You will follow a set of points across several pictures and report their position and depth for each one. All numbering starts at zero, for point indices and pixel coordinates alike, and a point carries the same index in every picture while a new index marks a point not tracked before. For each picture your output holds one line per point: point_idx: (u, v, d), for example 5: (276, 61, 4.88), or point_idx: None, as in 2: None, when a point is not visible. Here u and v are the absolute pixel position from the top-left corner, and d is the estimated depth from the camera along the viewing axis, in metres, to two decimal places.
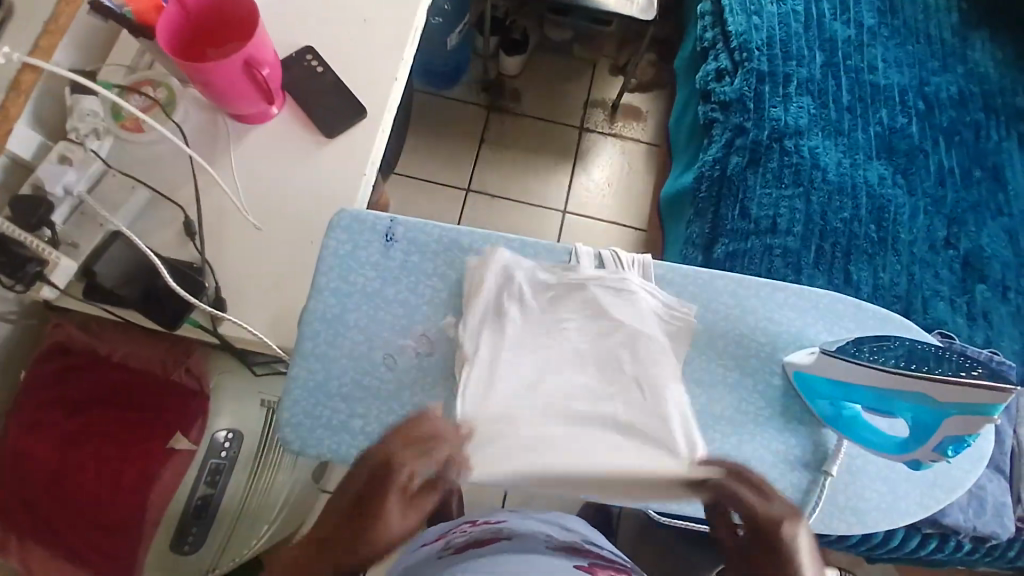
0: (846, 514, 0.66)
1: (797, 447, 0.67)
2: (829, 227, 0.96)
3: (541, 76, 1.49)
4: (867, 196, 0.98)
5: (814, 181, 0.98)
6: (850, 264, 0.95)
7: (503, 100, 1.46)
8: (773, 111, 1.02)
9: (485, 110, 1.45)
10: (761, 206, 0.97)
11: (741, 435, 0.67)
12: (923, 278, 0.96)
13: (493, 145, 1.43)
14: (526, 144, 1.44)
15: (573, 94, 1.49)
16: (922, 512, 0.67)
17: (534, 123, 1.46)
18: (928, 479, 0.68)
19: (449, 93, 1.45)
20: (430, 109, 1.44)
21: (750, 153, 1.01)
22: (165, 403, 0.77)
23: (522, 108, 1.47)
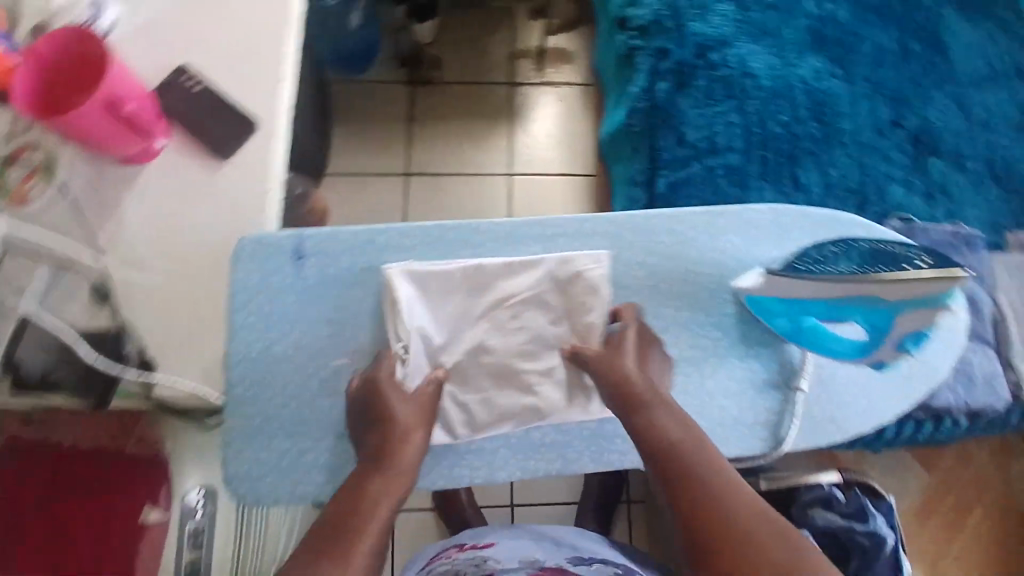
0: (822, 423, 0.66)
1: (762, 372, 0.66)
2: (770, 135, 0.92)
3: (458, 36, 1.41)
4: (805, 94, 0.94)
5: (746, 91, 0.94)
6: (796, 168, 0.92)
7: (424, 71, 1.38)
8: (693, 26, 0.96)
9: (406, 87, 1.39)
10: (697, 128, 0.93)
11: (704, 370, 0.66)
12: (875, 166, 0.93)
13: (424, 122, 1.38)
14: (457, 115, 1.38)
15: (494, 49, 1.42)
16: (899, 407, 0.67)
17: (461, 89, 1.40)
18: (901, 375, 0.67)
19: (365, 77, 1.37)
20: (351, 101, 1.37)
21: (676, 76, 0.95)
22: (134, 471, 0.75)
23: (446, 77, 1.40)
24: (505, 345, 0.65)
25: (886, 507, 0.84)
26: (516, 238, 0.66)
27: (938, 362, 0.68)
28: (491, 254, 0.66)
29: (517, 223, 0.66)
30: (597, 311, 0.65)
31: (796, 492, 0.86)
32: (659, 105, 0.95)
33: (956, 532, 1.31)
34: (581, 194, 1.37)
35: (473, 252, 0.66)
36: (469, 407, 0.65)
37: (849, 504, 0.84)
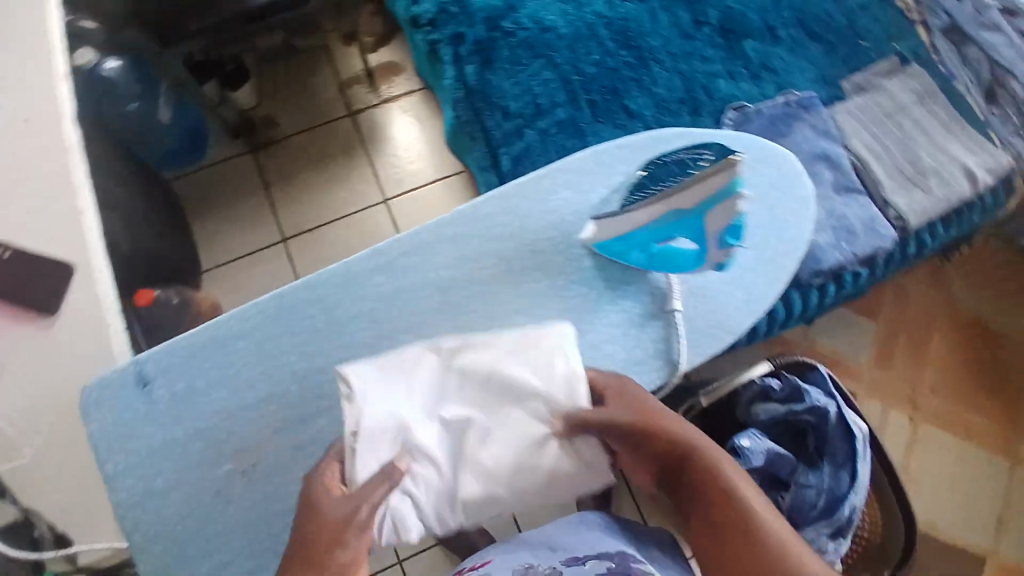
0: (705, 330, 0.67)
1: (636, 306, 0.67)
2: (588, 78, 0.94)
3: (282, 88, 1.39)
4: (604, 28, 0.97)
5: (550, 46, 0.95)
6: (623, 99, 0.94)
7: (262, 133, 1.37)
8: (477, 1, 0.95)
9: (248, 155, 1.36)
10: (517, 95, 0.93)
11: (583, 328, 0.65)
12: (695, 69, 0.97)
13: (282, 183, 1.35)
14: (311, 163, 1.36)
15: (322, 85, 1.39)
16: (775, 289, 0.69)
17: (306, 137, 1.38)
18: (767, 259, 0.69)
19: (207, 160, 1.35)
20: (201, 187, 1.34)
21: (479, 54, 0.94)
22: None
23: (285, 131, 1.38)
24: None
25: (825, 379, 0.85)
26: (359, 276, 0.63)
27: (789, 224, 0.70)
28: (334, 302, 0.62)
29: (348, 265, 0.63)
30: (458, 313, 0.64)
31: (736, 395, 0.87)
32: (473, 88, 0.93)
33: (915, 367, 1.37)
34: (460, 192, 1.36)
35: (319, 307, 0.62)
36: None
37: (788, 388, 0.84)
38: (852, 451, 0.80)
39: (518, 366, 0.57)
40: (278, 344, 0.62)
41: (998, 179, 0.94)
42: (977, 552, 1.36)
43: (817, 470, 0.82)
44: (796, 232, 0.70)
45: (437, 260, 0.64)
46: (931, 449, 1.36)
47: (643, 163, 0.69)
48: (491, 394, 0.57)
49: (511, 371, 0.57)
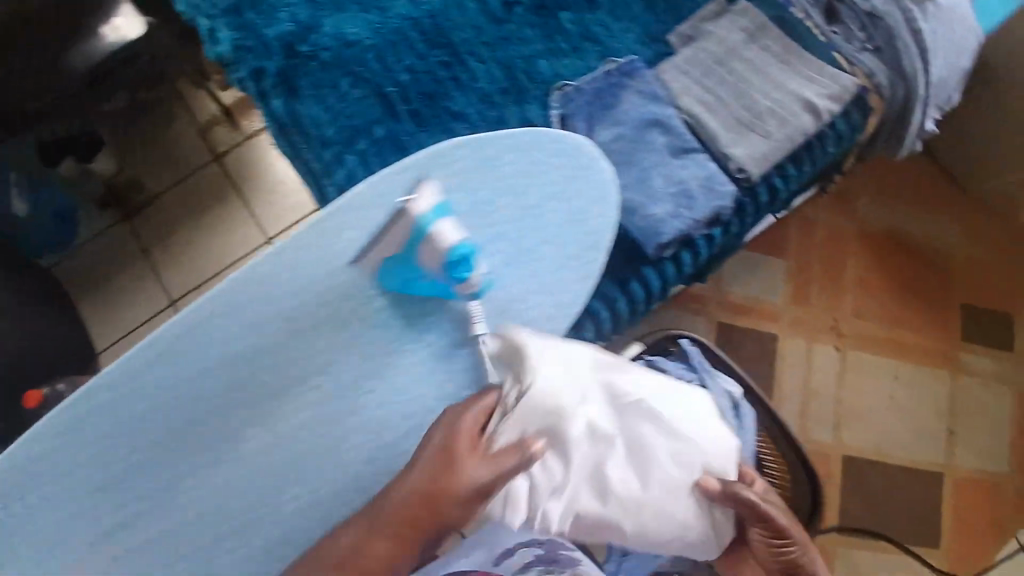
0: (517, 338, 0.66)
1: (441, 339, 0.64)
2: (404, 86, 0.91)
3: (143, 144, 1.37)
4: (412, 30, 0.93)
5: (356, 59, 0.91)
6: (444, 102, 0.91)
7: (133, 198, 1.35)
8: (269, 30, 0.91)
9: (122, 223, 1.34)
10: (331, 121, 0.89)
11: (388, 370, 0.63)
12: (512, 53, 0.92)
13: (161, 243, 1.33)
14: (187, 216, 1.35)
15: (183, 136, 1.38)
16: (586, 288, 0.66)
17: (178, 191, 1.36)
18: (572, 258, 0.66)
19: (79, 241, 1.32)
20: (81, 266, 1.31)
21: (282, 84, 0.90)
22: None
23: (153, 190, 1.35)
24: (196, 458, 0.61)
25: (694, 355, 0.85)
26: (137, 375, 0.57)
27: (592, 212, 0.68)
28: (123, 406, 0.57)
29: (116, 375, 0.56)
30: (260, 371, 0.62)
31: None
32: (285, 123, 0.90)
33: (829, 295, 1.41)
34: None
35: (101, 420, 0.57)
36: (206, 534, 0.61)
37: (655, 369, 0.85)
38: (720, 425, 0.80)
39: (676, 412, 0.62)
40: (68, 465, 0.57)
41: (842, 102, 0.88)
42: (929, 461, 1.38)
43: None
44: (600, 219, 0.68)
45: (217, 336, 0.60)
46: (862, 369, 1.40)
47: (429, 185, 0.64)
48: (637, 440, 0.61)
49: (665, 415, 0.61)
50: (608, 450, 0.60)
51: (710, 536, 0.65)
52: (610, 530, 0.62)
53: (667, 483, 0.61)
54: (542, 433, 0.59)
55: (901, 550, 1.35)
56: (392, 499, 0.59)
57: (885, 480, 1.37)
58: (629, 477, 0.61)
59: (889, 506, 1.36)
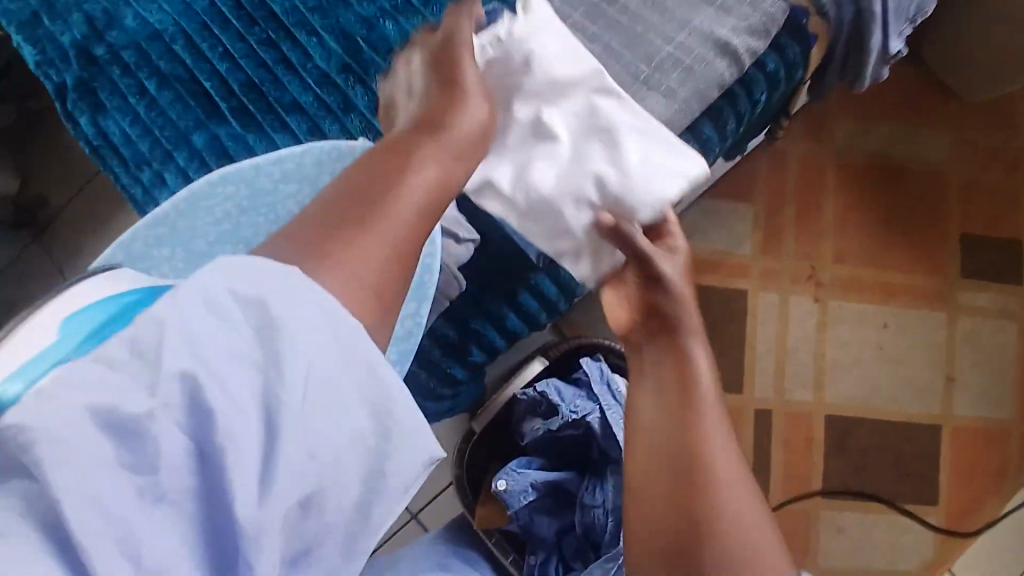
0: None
1: None
2: (222, 77, 0.75)
3: (42, 156, 1.29)
4: (226, 6, 0.77)
5: (166, 56, 0.76)
6: (273, 90, 0.74)
7: (40, 217, 1.27)
8: (62, 34, 0.78)
9: (37, 244, 1.29)
10: (145, 135, 0.75)
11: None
12: (347, 19, 0.75)
13: (75, 257, 1.26)
14: (93, 225, 1.26)
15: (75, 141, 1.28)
16: None
17: (80, 202, 1.27)
18: None
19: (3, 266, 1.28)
20: (3, 289, 1.27)
21: (88, 95, 0.77)
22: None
23: (58, 202, 1.27)
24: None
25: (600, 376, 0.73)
26: None
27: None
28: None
29: None
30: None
31: (508, 410, 0.78)
32: (97, 145, 0.76)
33: (805, 237, 1.23)
34: None
35: None
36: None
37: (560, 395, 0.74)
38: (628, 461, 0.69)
39: (631, 137, 0.64)
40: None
41: (768, 38, 0.69)
42: (925, 413, 1.24)
43: (603, 484, 0.71)
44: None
45: None
46: (847, 321, 1.24)
47: (188, 234, 0.57)
48: (599, 135, 0.64)
49: (622, 142, 0.63)
50: (570, 106, 0.65)
51: (590, 235, 0.64)
52: (507, 206, 0.66)
53: (571, 184, 0.64)
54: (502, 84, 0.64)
55: (896, 512, 1.24)
56: (404, 183, 0.47)
57: (877, 439, 1.24)
58: (548, 154, 0.65)
59: (881, 465, 1.24)
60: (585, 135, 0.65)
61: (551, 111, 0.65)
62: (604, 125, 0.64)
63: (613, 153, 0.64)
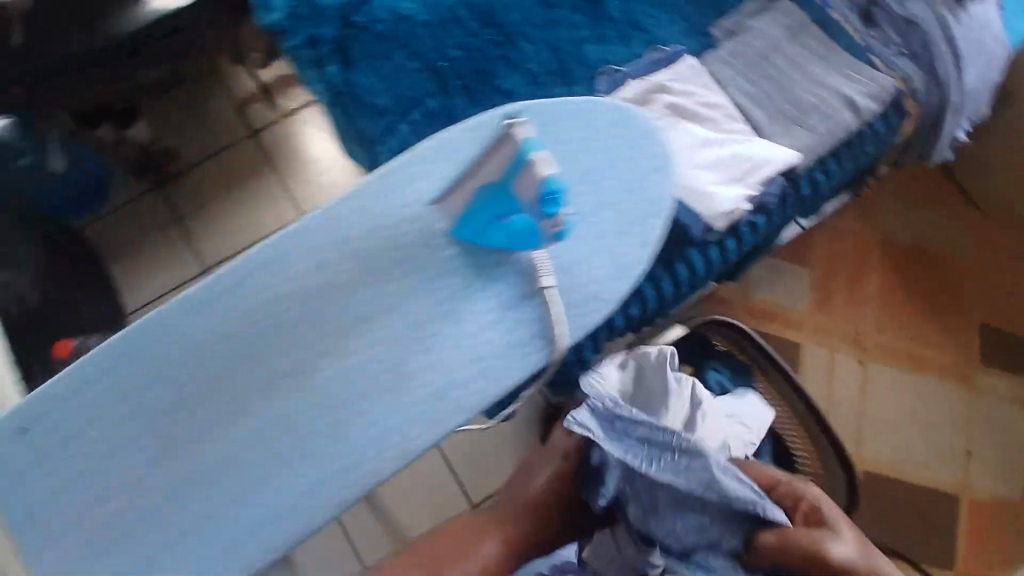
0: (577, 288, 0.68)
1: (509, 288, 0.66)
2: (455, 62, 0.92)
3: (180, 118, 1.37)
4: (464, 9, 0.94)
5: (411, 36, 0.93)
6: (496, 80, 0.92)
7: (168, 166, 1.34)
8: (324, 1, 0.92)
9: (156, 191, 1.34)
10: (386, 92, 0.90)
11: (455, 318, 0.66)
12: (561, 38, 0.94)
13: (196, 213, 1.34)
14: (222, 188, 1.35)
15: (221, 111, 1.38)
16: (648, 250, 0.69)
17: (212, 163, 1.36)
18: (632, 220, 0.69)
19: (114, 203, 1.32)
20: (111, 233, 1.31)
21: (339, 53, 0.91)
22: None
23: (191, 159, 1.36)
24: (292, 364, 0.65)
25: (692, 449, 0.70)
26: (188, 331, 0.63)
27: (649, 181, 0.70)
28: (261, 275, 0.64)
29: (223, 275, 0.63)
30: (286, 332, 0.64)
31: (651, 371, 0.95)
32: (339, 91, 0.91)
33: (856, 304, 1.42)
34: None
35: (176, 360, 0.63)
36: (256, 457, 0.64)
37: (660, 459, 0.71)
38: (729, 511, 0.69)
39: (739, 141, 0.86)
40: (154, 352, 0.63)
41: (886, 105, 0.92)
42: (945, 482, 1.38)
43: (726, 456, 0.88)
44: (657, 186, 0.70)
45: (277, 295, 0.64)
46: (884, 386, 1.40)
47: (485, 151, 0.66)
48: (717, 133, 0.86)
49: (734, 140, 0.86)
50: (731, 126, 0.88)
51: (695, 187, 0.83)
52: None
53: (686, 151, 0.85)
54: (662, 88, 0.88)
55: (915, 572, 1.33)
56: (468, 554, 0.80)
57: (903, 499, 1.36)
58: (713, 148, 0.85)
59: (906, 525, 1.35)
60: (706, 129, 0.87)
61: (686, 114, 0.87)
62: (722, 130, 0.87)
63: (724, 147, 0.85)
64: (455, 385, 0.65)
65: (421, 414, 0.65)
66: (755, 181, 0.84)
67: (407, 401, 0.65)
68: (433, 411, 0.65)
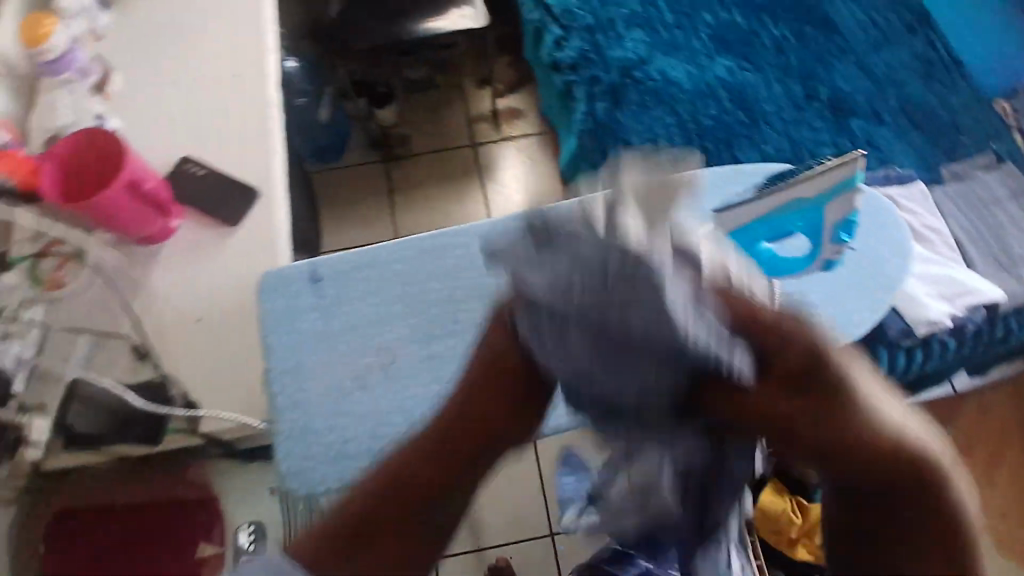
0: None
1: None
2: (704, 127, 1.07)
3: (418, 114, 1.59)
4: (724, 90, 1.10)
5: (674, 97, 1.09)
6: (736, 151, 1.06)
7: (397, 150, 1.55)
8: (612, 52, 1.11)
9: (380, 165, 1.55)
10: (641, 133, 1.06)
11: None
12: (802, 136, 1.07)
13: (404, 192, 1.53)
14: (432, 179, 1.55)
15: (452, 119, 1.60)
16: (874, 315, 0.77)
17: (432, 158, 1.56)
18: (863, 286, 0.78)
19: (344, 164, 1.54)
20: (337, 185, 1.52)
21: (610, 95, 1.09)
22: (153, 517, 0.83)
23: (415, 149, 1.57)
24: None
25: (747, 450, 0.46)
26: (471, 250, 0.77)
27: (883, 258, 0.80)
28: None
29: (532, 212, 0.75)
30: None
31: None
32: (603, 122, 1.07)
33: None
34: None
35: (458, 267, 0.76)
36: None
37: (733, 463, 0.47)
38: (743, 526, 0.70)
39: (951, 266, 0.96)
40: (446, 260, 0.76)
41: None
42: None
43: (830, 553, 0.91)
44: (890, 265, 0.80)
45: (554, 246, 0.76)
46: None
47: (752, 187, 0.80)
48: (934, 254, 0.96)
49: (947, 264, 0.95)
50: (946, 253, 0.97)
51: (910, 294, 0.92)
52: None
53: None
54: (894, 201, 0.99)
55: None
56: None
57: None
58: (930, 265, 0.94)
59: None
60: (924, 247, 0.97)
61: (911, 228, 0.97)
62: (937, 252, 0.97)
63: (939, 267, 0.95)
64: None
65: None
66: (962, 305, 0.93)
67: None
68: None
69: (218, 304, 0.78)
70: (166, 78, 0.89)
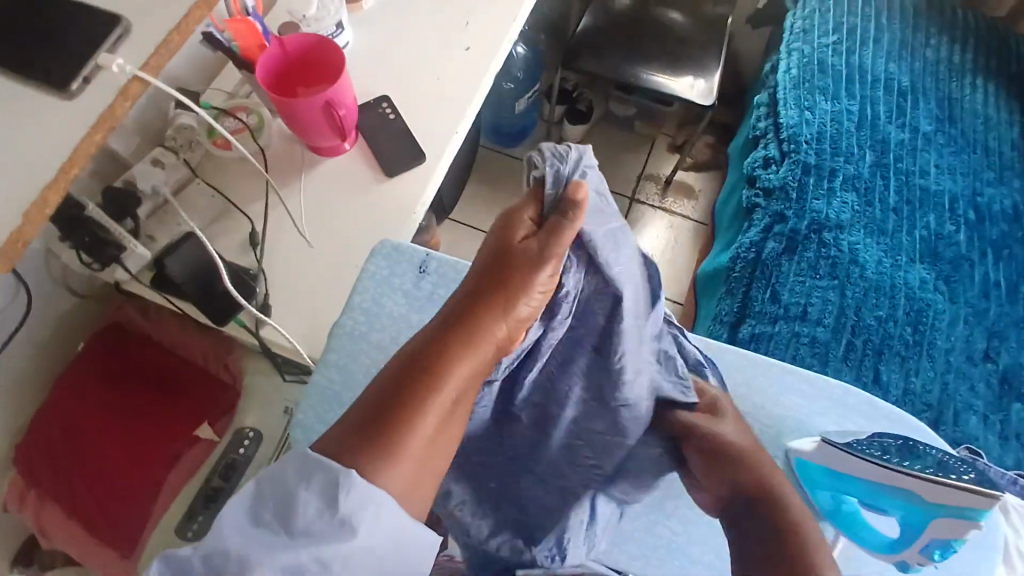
0: None
1: None
2: (862, 324, 0.94)
3: (602, 142, 1.52)
4: (908, 299, 0.95)
5: (850, 276, 0.96)
6: (881, 364, 0.92)
7: None
8: (815, 203, 1.01)
9: None
10: (796, 292, 0.97)
11: None
12: (957, 389, 0.92)
13: None
14: None
15: (628, 166, 1.50)
16: None
17: None
18: None
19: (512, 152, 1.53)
20: (495, 167, 1.50)
21: (787, 240, 1.00)
22: (180, 379, 0.86)
23: None
24: None
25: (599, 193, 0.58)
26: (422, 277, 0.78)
27: None
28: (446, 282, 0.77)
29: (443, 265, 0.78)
30: None
31: None
32: (764, 262, 0.99)
33: None
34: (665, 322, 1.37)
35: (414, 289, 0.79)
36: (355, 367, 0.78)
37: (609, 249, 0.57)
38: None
39: None
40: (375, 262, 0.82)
41: None
42: None
43: None
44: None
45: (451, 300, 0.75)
46: None
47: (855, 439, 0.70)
48: None
49: None
50: None
51: None
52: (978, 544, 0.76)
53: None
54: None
55: None
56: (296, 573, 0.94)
57: None
58: None
59: None
60: None
61: None
62: None
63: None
64: (696, 558, 0.64)
65: (645, 541, 0.65)
66: None
67: (648, 526, 0.66)
68: (655, 554, 0.65)
69: (338, 239, 0.81)
70: (408, 18, 0.93)
